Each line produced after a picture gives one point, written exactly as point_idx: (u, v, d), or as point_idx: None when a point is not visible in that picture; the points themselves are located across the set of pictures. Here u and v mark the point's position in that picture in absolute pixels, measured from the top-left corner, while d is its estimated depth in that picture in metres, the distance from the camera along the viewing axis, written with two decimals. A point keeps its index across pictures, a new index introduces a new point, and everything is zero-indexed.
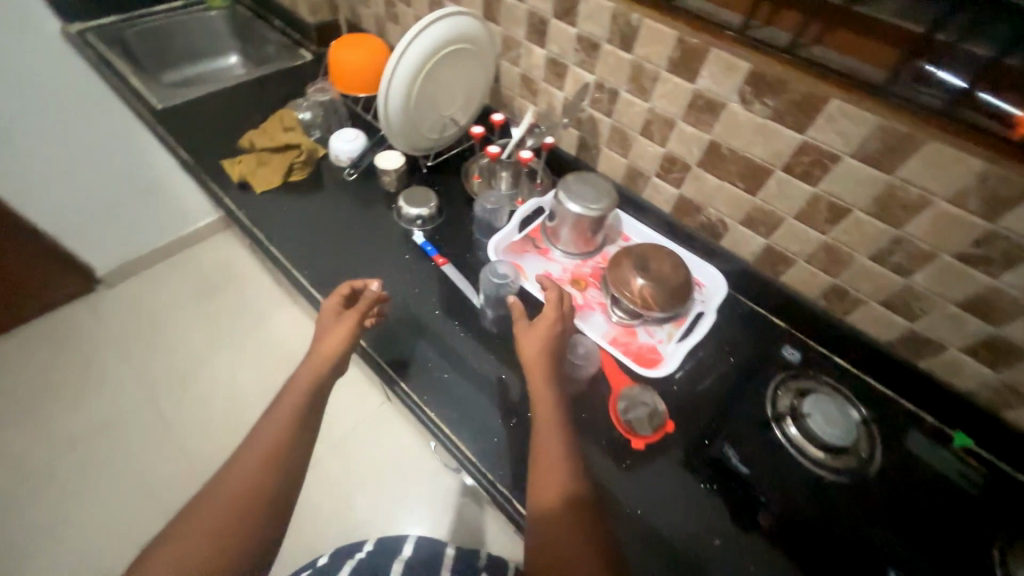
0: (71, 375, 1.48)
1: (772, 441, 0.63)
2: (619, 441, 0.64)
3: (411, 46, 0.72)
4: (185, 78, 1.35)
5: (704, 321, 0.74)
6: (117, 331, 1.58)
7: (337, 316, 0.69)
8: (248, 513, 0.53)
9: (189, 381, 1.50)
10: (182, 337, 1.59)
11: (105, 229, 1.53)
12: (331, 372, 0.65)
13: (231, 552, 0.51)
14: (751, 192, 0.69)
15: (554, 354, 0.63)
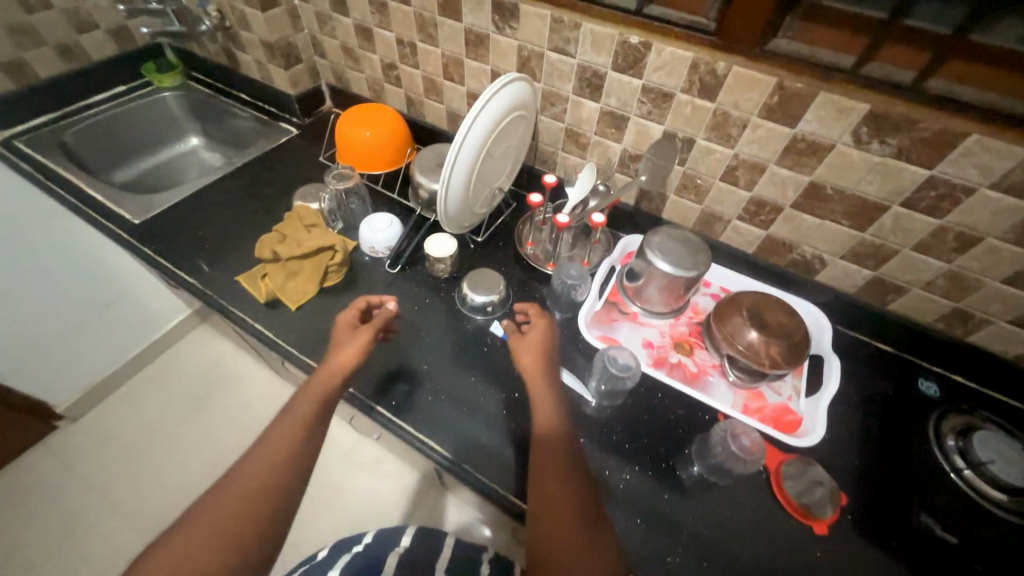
0: (34, 470, 1.36)
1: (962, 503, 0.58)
2: (800, 531, 0.57)
3: (484, 111, 0.64)
4: (141, 171, 1.16)
5: (830, 366, 0.69)
6: (93, 470, 1.37)
7: (352, 330, 0.66)
8: (265, 504, 0.49)
9: (156, 453, 1.41)
10: (153, 410, 1.49)
11: (61, 356, 1.30)
12: (348, 377, 0.62)
13: (246, 544, 0.46)
14: (859, 228, 0.66)
15: (548, 356, 0.64)
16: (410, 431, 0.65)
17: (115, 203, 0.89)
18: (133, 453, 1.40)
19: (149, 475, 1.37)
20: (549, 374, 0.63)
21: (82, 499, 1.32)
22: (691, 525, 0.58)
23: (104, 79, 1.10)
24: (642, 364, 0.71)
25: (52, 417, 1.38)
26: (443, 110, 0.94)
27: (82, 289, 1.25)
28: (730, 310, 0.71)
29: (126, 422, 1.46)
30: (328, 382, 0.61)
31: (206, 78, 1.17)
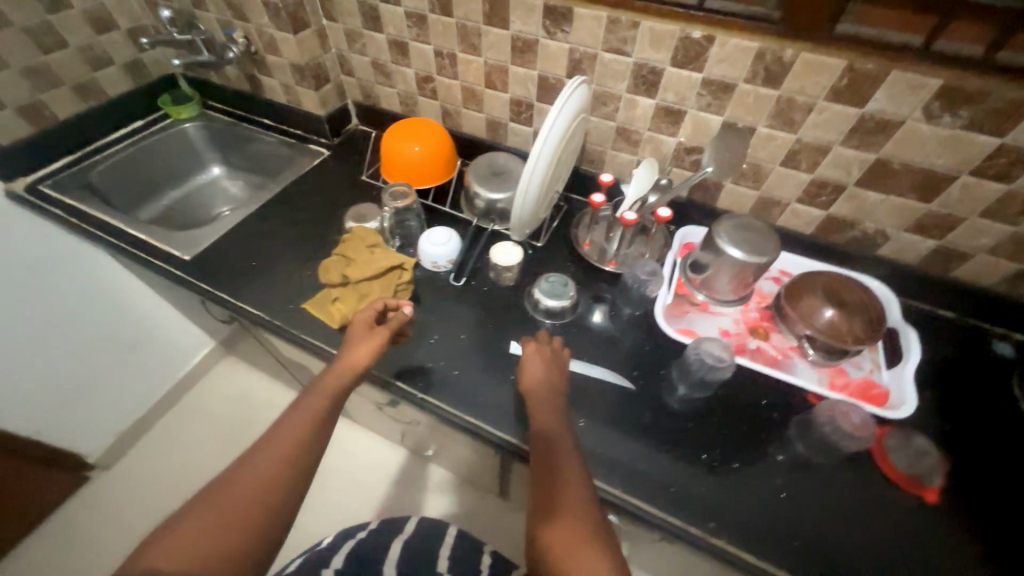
0: (67, 524, 1.29)
1: None
2: (916, 500, 0.58)
3: (556, 121, 0.64)
4: (166, 205, 1.13)
5: (907, 337, 0.70)
6: (127, 513, 1.32)
7: (366, 328, 0.65)
8: (262, 499, 0.48)
9: (188, 489, 1.36)
10: (182, 446, 1.44)
11: (90, 403, 1.25)
12: (359, 380, 0.62)
13: (238, 537, 0.45)
14: (926, 200, 0.68)
15: (552, 383, 0.63)
16: (509, 439, 0.64)
17: (159, 240, 0.87)
18: (162, 488, 1.37)
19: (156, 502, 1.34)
20: (557, 393, 0.62)
21: (112, 542, 1.27)
22: (813, 509, 0.58)
23: (122, 115, 1.07)
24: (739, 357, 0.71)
25: (84, 468, 1.32)
26: (482, 118, 0.94)
27: (107, 332, 1.21)
28: (803, 290, 0.72)
29: (154, 459, 1.41)
30: (342, 383, 0.60)
31: (226, 106, 1.14)
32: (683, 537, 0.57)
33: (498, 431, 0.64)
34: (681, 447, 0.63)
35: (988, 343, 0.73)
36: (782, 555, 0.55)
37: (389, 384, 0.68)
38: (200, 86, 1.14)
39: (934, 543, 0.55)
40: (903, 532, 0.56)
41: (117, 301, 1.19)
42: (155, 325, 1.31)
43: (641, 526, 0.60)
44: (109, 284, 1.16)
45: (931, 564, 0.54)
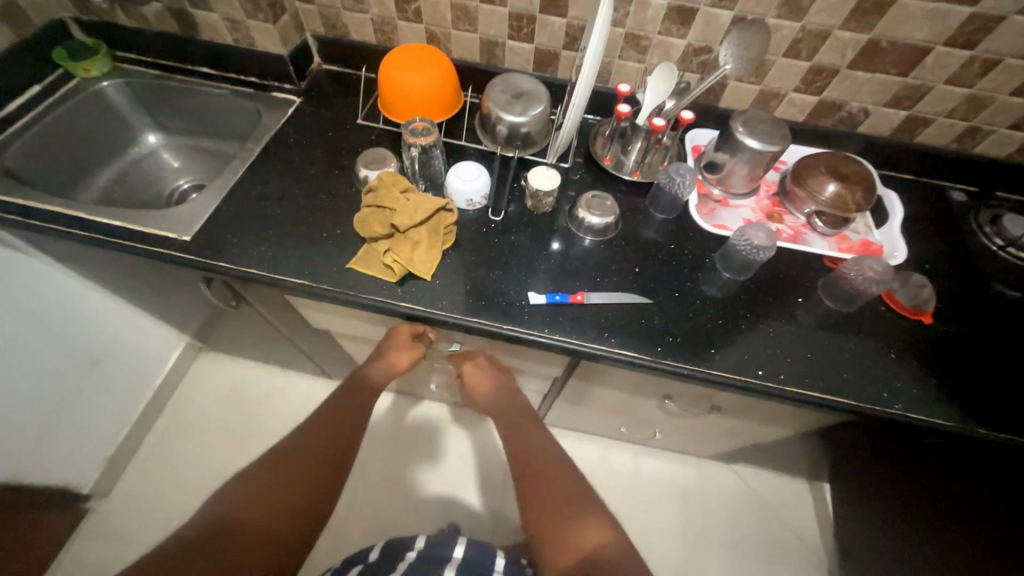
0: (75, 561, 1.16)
1: (1012, 270, 0.79)
2: (917, 324, 0.74)
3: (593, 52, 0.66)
4: (104, 187, 0.96)
5: (891, 201, 0.85)
6: (143, 531, 1.21)
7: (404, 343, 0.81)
8: (301, 468, 0.66)
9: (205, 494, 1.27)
10: (181, 453, 1.32)
11: (68, 432, 1.10)
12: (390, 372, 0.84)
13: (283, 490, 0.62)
14: (904, 74, 0.77)
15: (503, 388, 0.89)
16: (597, 347, 0.69)
17: (138, 223, 0.74)
18: (174, 500, 1.26)
19: (164, 519, 1.23)
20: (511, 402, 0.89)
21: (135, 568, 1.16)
22: (850, 349, 0.72)
23: (12, 79, 0.84)
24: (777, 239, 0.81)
25: (80, 500, 1.18)
26: (476, 39, 0.88)
27: (64, 350, 1.04)
28: (809, 170, 0.81)
29: (153, 472, 1.29)
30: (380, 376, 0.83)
31: (148, 57, 0.95)
32: (758, 390, 0.68)
33: (584, 344, 0.69)
34: (737, 323, 0.73)
35: (947, 194, 0.89)
36: (834, 387, 0.68)
37: (469, 324, 0.69)
38: (104, 33, 0.92)
39: (940, 351, 0.71)
40: (912, 348, 0.72)
41: (66, 309, 1.01)
42: (117, 333, 1.15)
43: (721, 393, 0.70)
44: (54, 291, 0.97)
45: (937, 367, 0.70)
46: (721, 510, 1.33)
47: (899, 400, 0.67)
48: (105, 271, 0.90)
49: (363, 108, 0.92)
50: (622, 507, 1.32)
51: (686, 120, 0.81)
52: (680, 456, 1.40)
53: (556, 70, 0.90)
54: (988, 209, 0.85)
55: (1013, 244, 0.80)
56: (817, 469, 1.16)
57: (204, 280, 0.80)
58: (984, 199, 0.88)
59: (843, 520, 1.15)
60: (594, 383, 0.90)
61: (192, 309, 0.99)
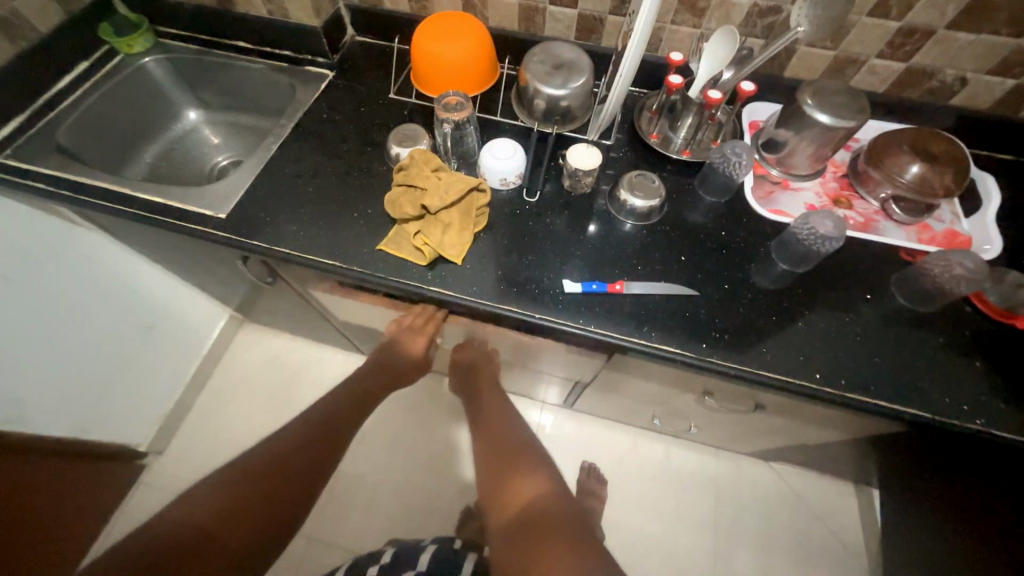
0: (132, 513, 1.24)
1: None
2: (1011, 329, 0.64)
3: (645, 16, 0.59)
4: (151, 162, 0.99)
5: (986, 186, 0.74)
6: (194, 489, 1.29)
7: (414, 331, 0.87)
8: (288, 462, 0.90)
9: None
10: (226, 419, 1.39)
11: (124, 396, 1.18)
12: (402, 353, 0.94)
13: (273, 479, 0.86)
14: (1019, 34, 0.65)
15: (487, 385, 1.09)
16: (633, 341, 0.65)
17: (178, 200, 0.75)
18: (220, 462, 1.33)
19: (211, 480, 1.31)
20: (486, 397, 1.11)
21: None
22: (924, 354, 0.64)
23: (61, 55, 0.86)
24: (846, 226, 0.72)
25: (137, 457, 1.27)
26: (515, 5, 0.82)
27: (121, 321, 1.11)
28: (889, 149, 0.71)
29: (201, 436, 1.37)
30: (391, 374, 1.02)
31: (187, 32, 0.95)
32: (811, 394, 0.62)
33: (620, 338, 0.65)
34: (793, 320, 0.67)
35: None
36: (904, 396, 0.61)
37: (499, 312, 0.66)
38: (146, 7, 0.92)
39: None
40: (1002, 357, 0.63)
41: (120, 283, 1.07)
42: (166, 306, 1.22)
43: (768, 395, 0.65)
44: (105, 262, 1.03)
45: None
46: (755, 507, 1.28)
47: (981, 415, 0.60)
48: (151, 246, 0.93)
49: (397, 81, 0.89)
50: (649, 497, 1.30)
51: (747, 92, 0.72)
52: (712, 449, 1.35)
53: (601, 37, 0.83)
54: None
55: None
56: (864, 474, 1.08)
57: (242, 257, 0.81)
58: None
59: (892, 528, 1.07)
60: (628, 375, 0.86)
61: (232, 283, 1.02)
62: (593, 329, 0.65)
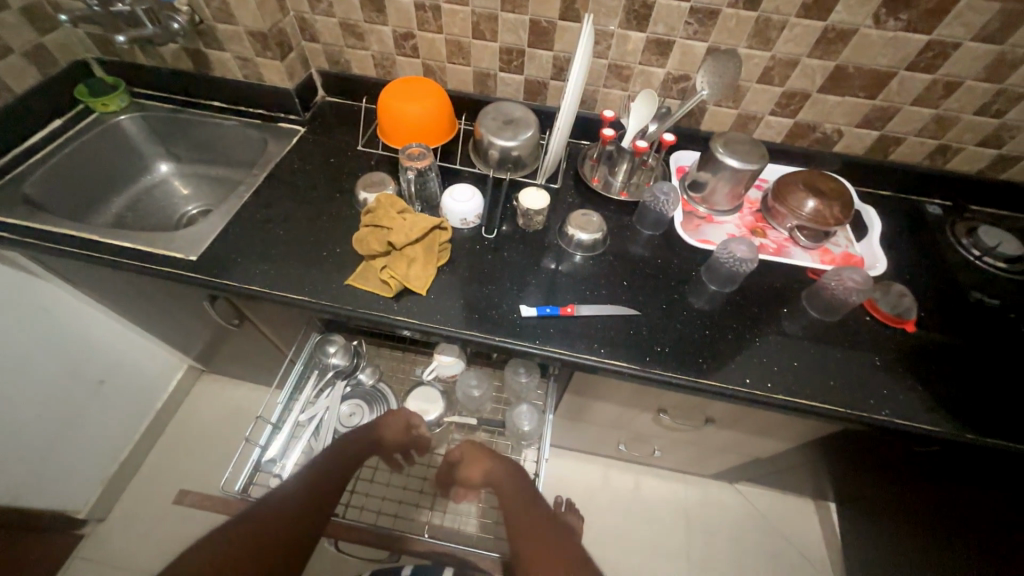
0: None
1: (992, 278, 0.82)
2: (899, 332, 0.76)
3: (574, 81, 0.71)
4: (117, 212, 1.01)
5: (870, 215, 0.88)
6: (134, 559, 1.18)
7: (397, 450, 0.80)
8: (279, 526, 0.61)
9: (197, 520, 1.25)
10: (176, 477, 1.31)
11: (65, 454, 1.10)
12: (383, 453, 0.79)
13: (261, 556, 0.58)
14: (872, 96, 0.82)
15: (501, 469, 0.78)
16: (587, 357, 0.71)
17: (150, 245, 0.77)
18: (167, 526, 1.24)
19: (155, 548, 1.20)
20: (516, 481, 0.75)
21: None
22: (835, 357, 0.73)
23: (36, 113, 0.90)
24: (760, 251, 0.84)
25: (74, 526, 1.17)
26: (470, 71, 0.94)
27: (67, 372, 1.06)
28: (788, 187, 0.85)
29: (149, 497, 1.27)
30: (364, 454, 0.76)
31: (166, 95, 1.02)
32: (743, 395, 0.69)
33: (579, 356, 0.70)
34: (725, 331, 0.75)
35: (923, 207, 0.92)
36: (821, 394, 0.69)
37: (464, 336, 0.71)
38: (125, 72, 0.99)
39: (925, 357, 0.73)
40: (898, 355, 0.73)
41: (70, 329, 1.04)
42: (118, 355, 1.17)
43: (711, 401, 0.71)
44: (57, 311, 1.00)
45: (926, 376, 0.71)
46: (722, 530, 1.31)
47: (886, 406, 0.68)
48: (112, 293, 0.93)
49: (364, 135, 0.98)
50: (621, 528, 1.30)
51: (668, 142, 0.85)
52: (680, 475, 1.39)
53: (546, 98, 0.96)
54: (960, 220, 0.89)
55: (986, 253, 0.83)
56: (820, 487, 1.14)
57: (210, 298, 0.82)
58: (958, 211, 0.91)
59: (850, 539, 1.12)
60: (590, 398, 0.91)
61: (196, 330, 1.02)
62: (551, 347, 0.71)
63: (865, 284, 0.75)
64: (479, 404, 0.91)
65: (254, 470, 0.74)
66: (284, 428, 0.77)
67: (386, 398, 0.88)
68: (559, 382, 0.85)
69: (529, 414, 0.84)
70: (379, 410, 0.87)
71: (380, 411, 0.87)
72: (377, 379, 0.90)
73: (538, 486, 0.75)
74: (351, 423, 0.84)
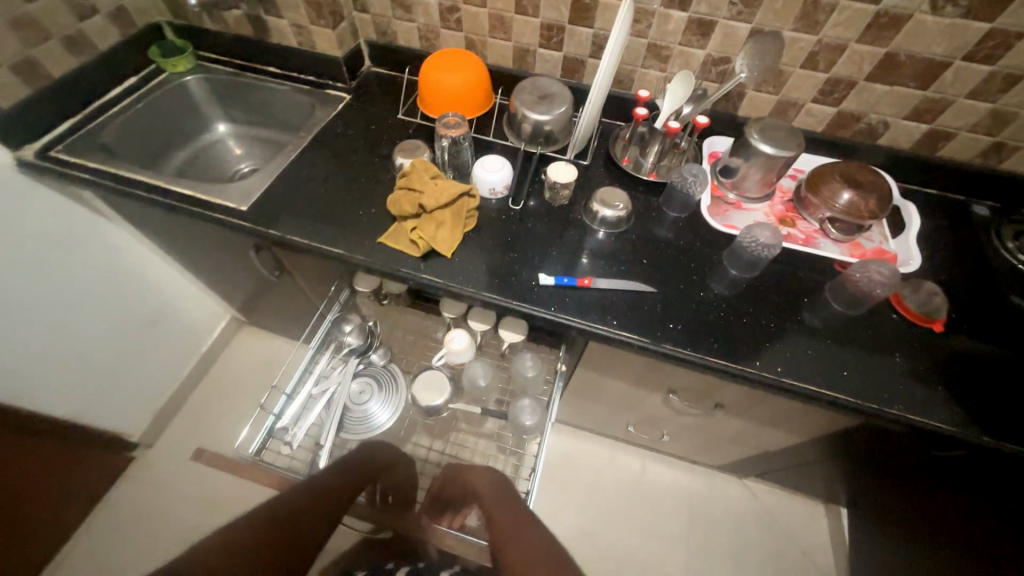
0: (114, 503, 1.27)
1: None
2: (924, 332, 0.74)
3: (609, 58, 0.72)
4: (179, 165, 1.10)
5: (909, 212, 0.86)
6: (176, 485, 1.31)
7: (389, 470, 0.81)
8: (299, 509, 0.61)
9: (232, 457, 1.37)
10: (216, 416, 1.43)
11: (122, 384, 1.23)
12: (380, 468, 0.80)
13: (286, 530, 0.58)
14: (923, 87, 0.78)
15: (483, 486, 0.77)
16: (602, 328, 0.73)
17: (207, 193, 0.85)
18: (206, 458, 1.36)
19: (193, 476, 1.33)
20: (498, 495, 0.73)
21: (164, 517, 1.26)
22: (852, 350, 0.73)
23: (115, 70, 0.99)
24: (786, 240, 0.83)
25: (126, 448, 1.30)
26: (510, 46, 0.96)
27: (126, 312, 1.18)
28: (824, 178, 0.83)
29: (191, 431, 1.40)
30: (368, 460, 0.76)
31: (226, 59, 1.09)
32: (752, 377, 0.70)
33: (594, 326, 0.73)
34: (741, 315, 0.76)
35: (969, 209, 0.88)
36: (833, 382, 0.69)
37: (485, 297, 0.75)
38: (191, 36, 1.06)
39: (949, 359, 0.71)
40: (919, 354, 0.72)
41: (132, 270, 1.15)
42: (170, 300, 1.28)
43: (719, 380, 0.73)
44: (121, 254, 1.11)
45: (948, 377, 0.70)
46: (727, 525, 1.31)
47: (900, 401, 0.68)
48: (172, 240, 1.03)
49: (404, 105, 1.02)
50: (625, 508, 1.33)
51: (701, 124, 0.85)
52: (689, 465, 1.39)
53: (582, 76, 0.97)
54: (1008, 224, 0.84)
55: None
56: (831, 490, 1.12)
57: (256, 247, 0.90)
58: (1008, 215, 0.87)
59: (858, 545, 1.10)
60: (602, 374, 0.94)
61: (241, 279, 1.11)
62: (567, 316, 0.74)
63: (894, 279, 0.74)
64: (484, 392, 0.93)
65: (268, 436, 0.79)
66: (298, 398, 0.83)
67: (395, 378, 0.90)
68: (571, 354, 0.88)
69: (531, 409, 0.86)
70: (388, 389, 0.89)
71: (387, 390, 0.89)
72: (388, 361, 0.94)
73: (536, 478, 0.76)
74: (360, 400, 0.87)
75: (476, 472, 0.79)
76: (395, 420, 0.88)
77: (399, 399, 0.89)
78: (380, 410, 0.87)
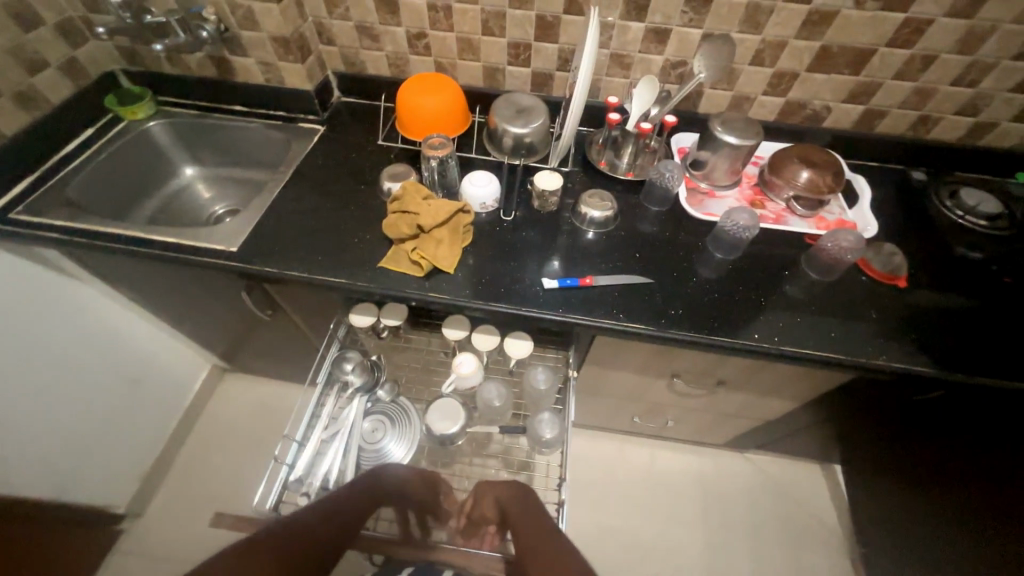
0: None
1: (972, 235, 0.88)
2: (891, 288, 0.82)
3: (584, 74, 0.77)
4: (148, 215, 1.06)
5: (859, 183, 0.95)
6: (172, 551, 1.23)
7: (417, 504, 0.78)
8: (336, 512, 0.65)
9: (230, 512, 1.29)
10: (207, 472, 1.35)
11: (103, 451, 1.15)
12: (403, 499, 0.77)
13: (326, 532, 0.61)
14: (857, 73, 0.88)
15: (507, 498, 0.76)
16: (608, 321, 0.76)
17: (191, 237, 0.82)
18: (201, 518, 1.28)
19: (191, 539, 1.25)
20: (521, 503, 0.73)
21: None
22: (834, 312, 0.79)
23: (70, 122, 0.95)
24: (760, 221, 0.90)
25: (112, 520, 1.21)
26: (480, 66, 1.00)
27: (102, 373, 1.11)
28: (784, 161, 0.91)
29: (181, 492, 1.31)
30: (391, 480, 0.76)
31: (190, 101, 1.06)
32: (751, 348, 0.75)
33: (600, 321, 0.76)
34: (732, 293, 0.81)
35: (908, 176, 0.99)
36: (823, 343, 0.76)
37: (493, 307, 0.77)
38: (149, 81, 1.04)
39: (916, 309, 0.79)
40: (890, 308, 0.80)
41: (105, 328, 1.09)
42: (148, 355, 1.22)
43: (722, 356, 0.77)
44: (93, 312, 1.05)
45: (919, 326, 0.78)
46: (738, 499, 1.36)
47: (882, 352, 0.75)
48: (151, 290, 0.98)
49: (382, 131, 1.03)
50: (640, 498, 1.36)
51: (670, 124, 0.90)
52: (694, 448, 1.44)
53: (552, 89, 1.02)
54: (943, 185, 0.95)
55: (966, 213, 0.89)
56: (827, 449, 1.19)
57: (246, 287, 0.88)
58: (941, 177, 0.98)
59: (858, 496, 1.18)
60: (609, 368, 0.97)
61: (229, 323, 1.07)
62: (574, 315, 0.77)
63: (858, 244, 0.82)
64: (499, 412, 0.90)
65: (283, 488, 0.74)
66: (309, 444, 0.78)
67: (406, 411, 0.88)
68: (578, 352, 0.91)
69: (551, 421, 0.84)
70: (401, 423, 0.86)
71: (401, 424, 0.86)
72: (395, 396, 0.90)
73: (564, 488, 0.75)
74: (374, 438, 0.84)
75: (497, 488, 0.78)
76: (412, 454, 0.85)
77: (414, 432, 0.86)
78: (396, 446, 0.84)
